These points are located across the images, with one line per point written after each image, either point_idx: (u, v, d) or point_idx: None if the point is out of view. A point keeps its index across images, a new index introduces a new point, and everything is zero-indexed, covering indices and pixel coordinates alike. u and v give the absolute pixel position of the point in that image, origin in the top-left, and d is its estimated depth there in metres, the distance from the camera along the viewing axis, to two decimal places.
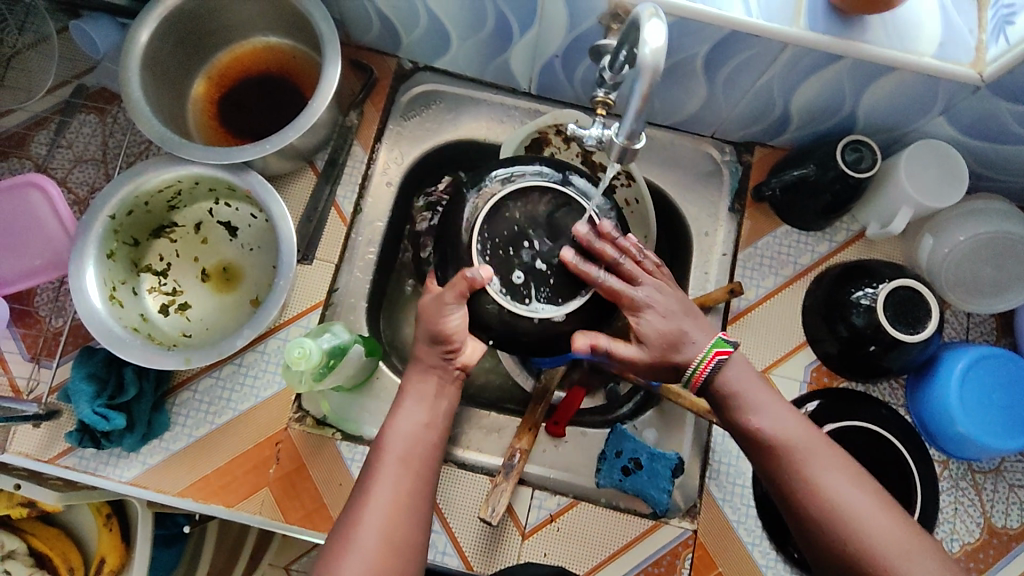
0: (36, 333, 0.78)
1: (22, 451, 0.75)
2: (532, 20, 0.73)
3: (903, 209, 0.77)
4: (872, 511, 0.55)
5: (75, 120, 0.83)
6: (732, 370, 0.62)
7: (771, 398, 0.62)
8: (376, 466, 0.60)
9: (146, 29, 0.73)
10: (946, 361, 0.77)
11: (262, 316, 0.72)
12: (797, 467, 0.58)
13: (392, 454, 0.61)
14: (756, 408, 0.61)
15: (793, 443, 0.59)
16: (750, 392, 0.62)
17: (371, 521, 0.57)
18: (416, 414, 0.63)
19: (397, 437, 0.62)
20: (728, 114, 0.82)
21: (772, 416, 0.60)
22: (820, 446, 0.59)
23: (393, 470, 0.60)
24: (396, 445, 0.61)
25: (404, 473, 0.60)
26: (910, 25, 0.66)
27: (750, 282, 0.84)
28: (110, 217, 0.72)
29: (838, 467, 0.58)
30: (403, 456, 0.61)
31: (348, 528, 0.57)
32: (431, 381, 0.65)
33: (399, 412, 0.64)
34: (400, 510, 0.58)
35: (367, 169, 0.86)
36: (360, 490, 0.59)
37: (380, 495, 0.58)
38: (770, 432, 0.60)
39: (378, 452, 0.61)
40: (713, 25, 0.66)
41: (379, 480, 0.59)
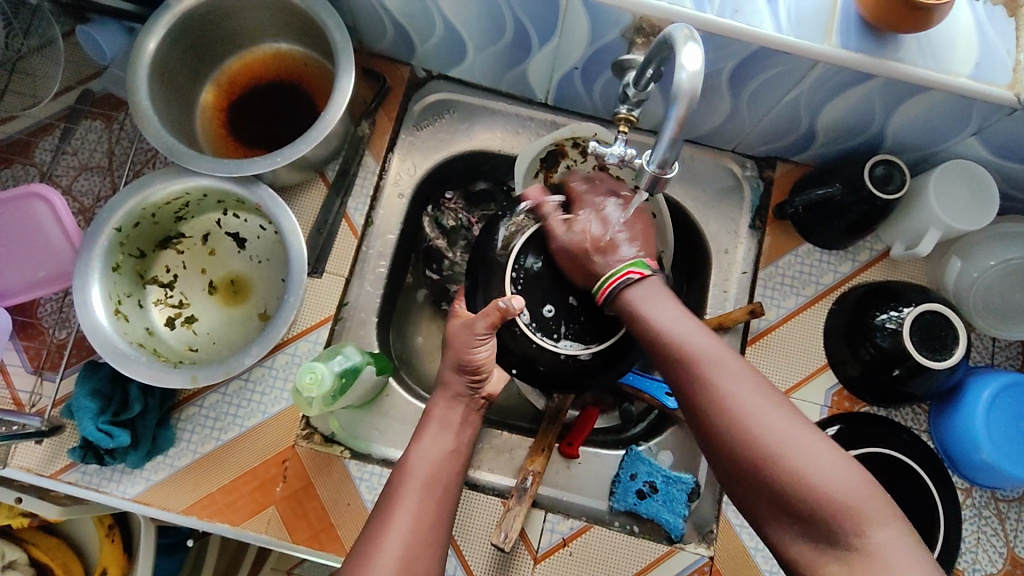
0: (39, 345, 0.76)
1: (23, 466, 0.73)
2: (552, 31, 0.71)
3: (931, 231, 0.75)
4: (769, 414, 0.52)
5: (81, 127, 0.81)
6: (642, 289, 0.63)
7: (673, 309, 0.61)
8: (398, 486, 0.59)
9: (155, 36, 0.71)
10: (972, 388, 0.75)
11: (271, 333, 0.70)
12: (702, 371, 0.56)
13: (414, 475, 0.60)
14: (658, 318, 0.60)
15: (695, 349, 0.57)
16: (658, 306, 0.61)
17: (394, 539, 0.55)
18: (439, 441, 0.63)
19: (421, 461, 0.61)
20: (750, 129, 0.80)
21: (676, 324, 0.59)
22: (726, 357, 0.56)
23: (415, 490, 0.59)
24: (419, 466, 0.61)
25: (425, 494, 0.59)
26: (945, 44, 0.64)
27: (771, 301, 0.82)
28: (116, 229, 0.70)
29: (743, 375, 0.55)
30: (426, 479, 0.60)
31: (370, 544, 0.55)
32: (453, 415, 0.65)
33: (423, 438, 0.63)
34: (422, 532, 0.57)
35: (379, 180, 0.84)
36: (381, 509, 0.58)
37: (402, 515, 0.57)
38: (679, 339, 0.58)
39: (400, 475, 0.60)
40: (740, 41, 0.64)
41: (400, 501, 0.58)
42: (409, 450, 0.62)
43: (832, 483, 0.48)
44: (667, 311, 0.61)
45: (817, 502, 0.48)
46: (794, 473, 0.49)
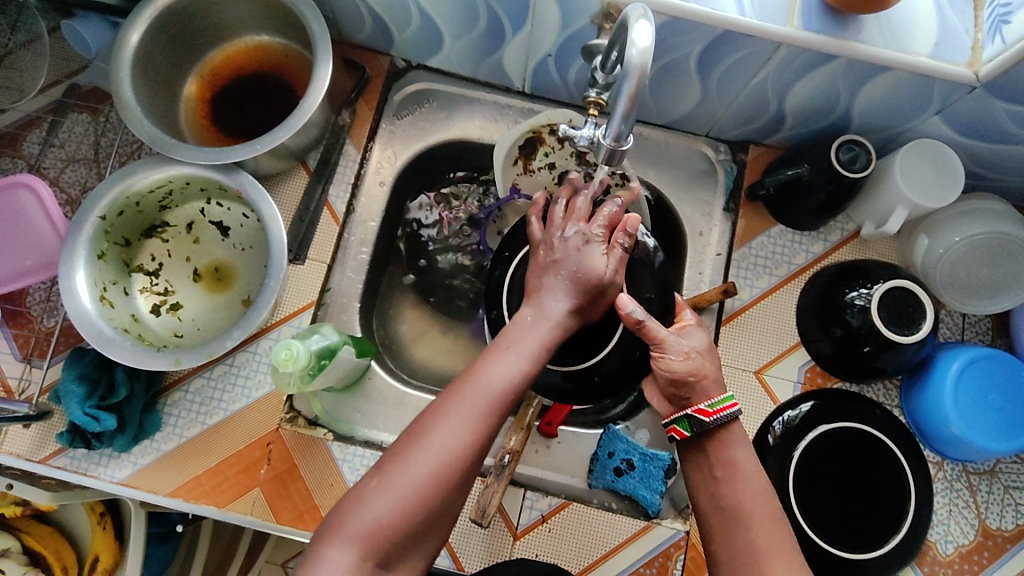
0: (28, 333, 0.78)
1: (13, 451, 0.75)
2: (525, 18, 0.73)
3: (898, 209, 0.76)
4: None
5: (67, 119, 0.83)
6: (721, 441, 0.60)
7: (755, 479, 0.59)
8: (449, 400, 0.54)
9: (136, 28, 0.73)
10: (941, 362, 0.77)
11: (252, 316, 0.71)
12: (750, 545, 0.56)
13: (473, 396, 0.54)
14: (734, 484, 0.58)
15: (751, 520, 0.57)
16: (737, 472, 0.59)
17: (423, 458, 0.51)
18: (516, 363, 0.57)
19: (492, 378, 0.55)
20: (722, 113, 0.82)
21: (746, 495, 0.58)
22: (779, 530, 0.56)
23: (465, 411, 0.53)
24: (483, 388, 0.55)
25: (477, 418, 0.53)
26: (904, 25, 0.65)
27: (744, 282, 0.84)
28: (100, 217, 0.72)
29: (787, 556, 0.55)
30: (485, 400, 0.54)
31: (398, 459, 0.52)
32: (540, 337, 0.59)
33: (503, 353, 0.57)
34: (454, 460, 0.52)
35: (359, 169, 0.86)
36: (424, 420, 0.54)
37: (444, 436, 0.52)
38: (740, 505, 0.58)
39: (457, 389, 0.55)
40: (705, 24, 0.66)
41: (451, 415, 0.53)
42: (486, 360, 0.57)
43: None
44: (749, 487, 0.58)
45: None
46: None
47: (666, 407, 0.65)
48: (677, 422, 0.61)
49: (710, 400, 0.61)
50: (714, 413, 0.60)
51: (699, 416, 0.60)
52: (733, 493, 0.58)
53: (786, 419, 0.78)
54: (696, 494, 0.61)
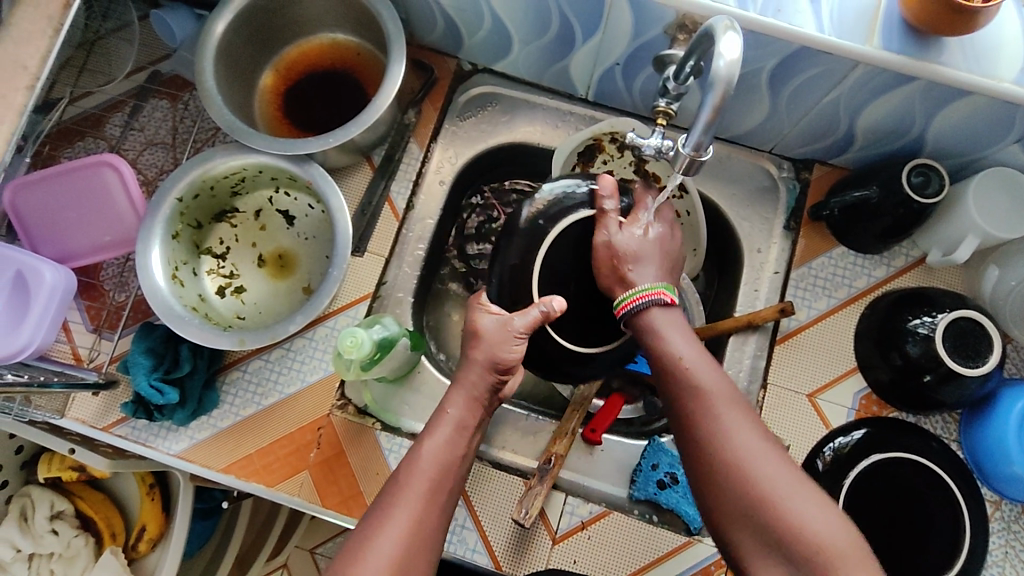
0: (100, 305, 0.81)
1: (78, 417, 0.79)
2: (596, 26, 0.73)
3: (969, 237, 0.74)
4: (775, 472, 0.53)
5: (148, 104, 0.87)
6: (659, 318, 0.61)
7: (687, 341, 0.60)
8: (402, 483, 0.57)
9: (222, 20, 0.76)
10: (1006, 399, 0.75)
11: (314, 303, 0.74)
12: (716, 427, 0.55)
13: (417, 480, 0.57)
14: (676, 348, 0.59)
15: (707, 396, 0.57)
16: (674, 335, 0.60)
17: (386, 540, 0.53)
18: (446, 432, 0.61)
19: (430, 459, 0.59)
20: (788, 130, 0.81)
21: (684, 350, 0.59)
22: (730, 395, 0.57)
23: (412, 496, 0.56)
24: (422, 466, 0.58)
25: (422, 499, 0.56)
26: (990, 49, 0.64)
27: (802, 302, 0.83)
28: (177, 199, 0.75)
29: (746, 419, 0.56)
30: (428, 483, 0.57)
31: (356, 557, 0.53)
32: (465, 410, 0.62)
33: (431, 434, 0.61)
34: (412, 547, 0.54)
35: (421, 167, 0.88)
36: (377, 510, 0.56)
37: (396, 522, 0.54)
38: (690, 376, 0.58)
39: (409, 470, 0.58)
40: (782, 40, 0.65)
41: (397, 503, 0.56)
42: (416, 446, 0.60)
43: (820, 538, 0.49)
44: (684, 343, 0.60)
45: (818, 557, 0.49)
46: (784, 528, 0.51)
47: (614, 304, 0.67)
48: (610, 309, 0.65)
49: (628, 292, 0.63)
50: (632, 301, 0.62)
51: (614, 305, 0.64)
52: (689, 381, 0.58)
53: (836, 446, 0.77)
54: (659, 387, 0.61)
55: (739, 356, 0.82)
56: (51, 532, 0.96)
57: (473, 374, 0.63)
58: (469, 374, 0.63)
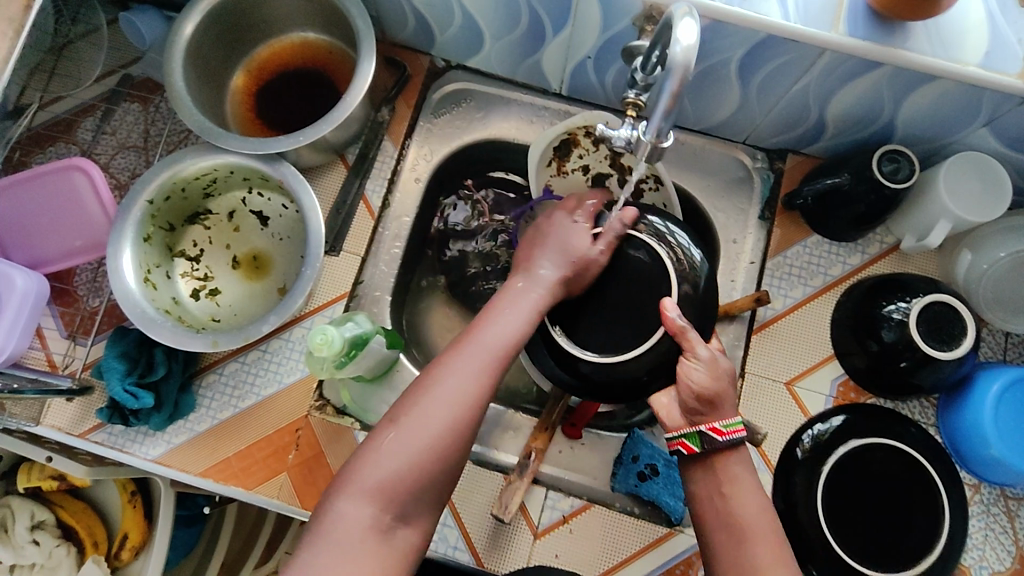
0: (74, 311, 0.81)
1: (54, 424, 0.78)
2: (566, 19, 0.73)
3: (941, 222, 0.75)
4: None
5: (120, 108, 0.86)
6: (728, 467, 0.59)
7: (756, 499, 0.58)
8: (459, 350, 0.58)
9: (190, 21, 0.76)
10: (981, 382, 0.75)
11: (287, 303, 0.73)
12: None
13: (472, 359, 0.57)
14: (743, 499, 0.58)
15: (764, 567, 0.54)
16: (742, 487, 0.58)
17: (434, 407, 0.55)
18: (509, 326, 0.60)
19: (491, 338, 0.59)
20: (760, 120, 0.81)
21: (748, 508, 0.57)
22: (786, 571, 0.54)
23: (469, 370, 0.57)
24: (483, 347, 0.59)
25: (480, 376, 0.57)
26: (954, 33, 0.64)
27: (778, 291, 0.83)
28: (148, 201, 0.75)
29: None
30: (489, 355, 0.58)
31: (404, 415, 0.55)
32: (530, 300, 0.63)
33: (498, 316, 0.61)
34: (458, 422, 0.55)
35: (396, 165, 0.87)
36: (431, 373, 0.57)
37: (452, 384, 0.56)
38: (742, 522, 0.57)
39: (469, 339, 0.59)
40: (748, 28, 0.65)
41: (452, 369, 0.57)
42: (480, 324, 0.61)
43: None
44: (752, 497, 0.58)
45: None
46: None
47: (675, 418, 0.63)
48: (687, 436, 0.59)
49: (724, 421, 0.60)
50: (728, 434, 0.58)
51: (712, 434, 0.58)
52: (744, 552, 0.55)
53: (815, 433, 0.77)
54: (706, 538, 0.58)
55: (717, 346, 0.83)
56: (32, 542, 0.95)
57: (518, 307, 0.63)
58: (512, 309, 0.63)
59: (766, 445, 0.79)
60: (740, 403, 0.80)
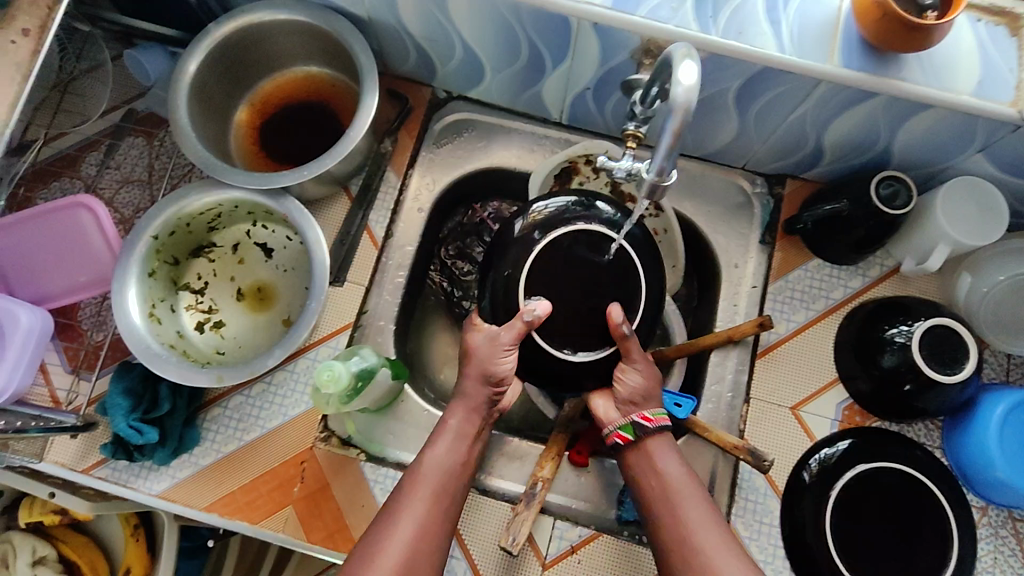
0: (78, 346, 0.81)
1: (57, 461, 0.77)
2: (565, 52, 0.74)
3: (941, 246, 0.76)
4: (717, 547, 0.59)
5: (124, 143, 0.87)
6: (656, 444, 0.66)
7: (678, 467, 0.64)
8: (406, 491, 0.62)
9: (194, 59, 0.77)
10: (986, 404, 0.75)
11: (292, 337, 0.73)
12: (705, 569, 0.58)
13: (424, 484, 0.63)
14: (670, 471, 0.64)
15: (671, 481, 0.63)
16: (665, 459, 0.65)
17: (394, 548, 0.58)
18: (448, 444, 0.66)
19: (432, 465, 0.64)
20: (758, 146, 0.82)
21: (672, 475, 0.64)
22: (692, 489, 0.63)
23: (420, 498, 0.62)
24: (428, 473, 0.64)
25: (428, 506, 0.62)
26: (947, 63, 0.65)
27: (780, 315, 0.83)
28: (153, 237, 0.75)
29: (725, 544, 0.59)
30: (434, 486, 0.63)
31: (367, 561, 0.57)
32: (468, 429, 0.67)
33: (435, 443, 0.66)
34: (416, 548, 0.59)
35: (399, 195, 0.88)
36: (383, 518, 0.61)
37: (405, 523, 0.60)
38: (677, 495, 0.63)
39: (415, 474, 0.64)
40: (744, 61, 0.67)
41: (403, 512, 0.61)
42: (420, 456, 0.65)
43: None
44: (672, 462, 0.65)
45: None
46: None
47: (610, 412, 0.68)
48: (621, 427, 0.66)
49: (653, 411, 0.66)
50: (656, 421, 0.65)
51: (643, 422, 0.65)
52: (678, 511, 0.62)
53: (822, 457, 0.77)
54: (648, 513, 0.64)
55: (721, 371, 0.83)
56: None
57: (470, 388, 0.68)
58: (471, 389, 0.68)
59: (773, 470, 0.79)
60: (747, 427, 0.80)
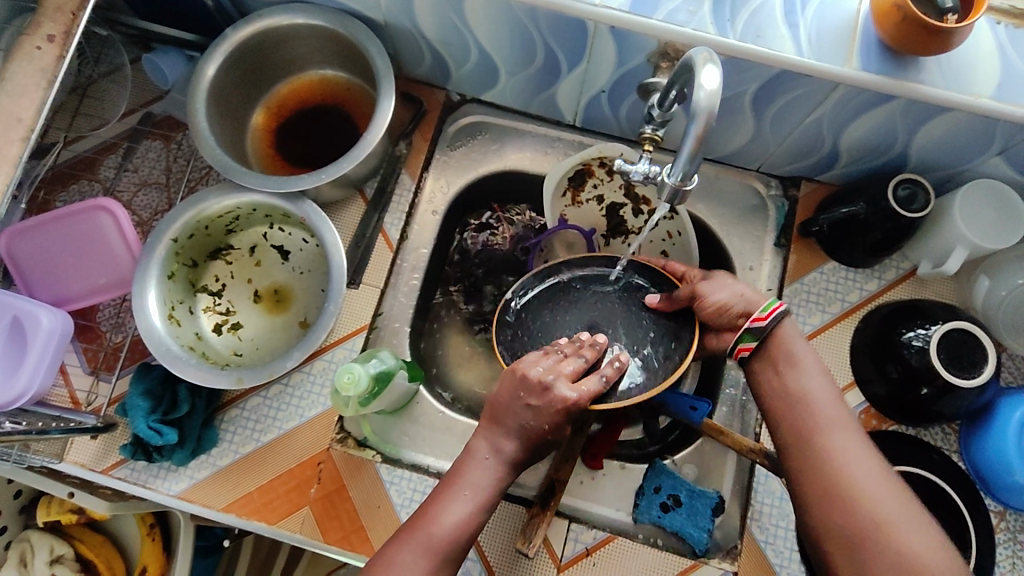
0: (97, 347, 0.82)
1: (76, 461, 0.78)
2: (581, 56, 0.75)
3: (958, 249, 0.75)
4: (883, 498, 0.55)
5: (142, 146, 0.88)
6: (784, 341, 0.65)
7: (814, 365, 0.63)
8: (403, 547, 0.58)
9: (213, 63, 0.77)
10: (1004, 409, 0.74)
11: (310, 339, 0.74)
12: (837, 462, 0.57)
13: (424, 540, 0.58)
14: (799, 367, 0.63)
15: (821, 415, 0.60)
16: (798, 354, 0.64)
17: None
18: (467, 505, 0.60)
19: (443, 523, 0.59)
20: (773, 149, 0.82)
21: (802, 369, 0.63)
22: (845, 422, 0.60)
23: (415, 556, 0.57)
24: (433, 533, 0.59)
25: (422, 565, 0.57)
26: (966, 66, 0.65)
27: (796, 318, 0.83)
28: (172, 239, 0.76)
29: (862, 446, 0.58)
30: (435, 547, 0.58)
31: None
32: (489, 479, 0.62)
33: (454, 493, 0.61)
34: None
35: (414, 197, 0.88)
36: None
37: None
38: (805, 392, 0.62)
39: (419, 529, 0.59)
40: (762, 64, 0.67)
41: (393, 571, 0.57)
42: (435, 508, 0.60)
43: (917, 552, 0.52)
44: (806, 353, 0.64)
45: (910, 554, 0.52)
46: (874, 524, 0.54)
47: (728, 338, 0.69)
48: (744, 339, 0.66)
49: (761, 308, 0.66)
50: (768, 312, 0.65)
51: (758, 322, 0.65)
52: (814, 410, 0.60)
53: None
54: (774, 412, 0.63)
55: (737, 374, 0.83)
56: None
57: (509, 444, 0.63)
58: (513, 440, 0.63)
59: None
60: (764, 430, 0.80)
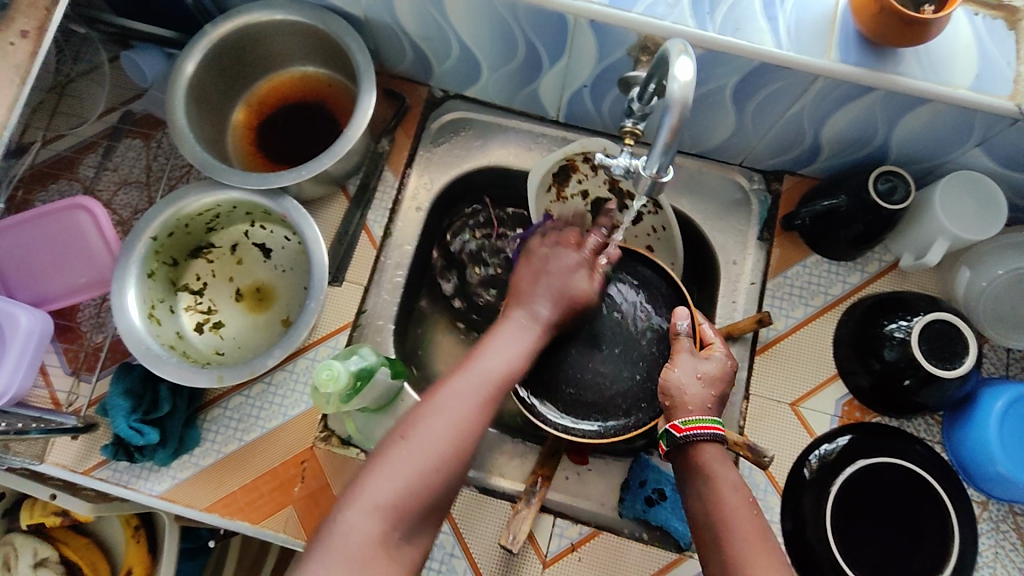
0: (77, 347, 0.81)
1: (57, 462, 0.77)
2: (562, 50, 0.74)
3: (939, 241, 0.75)
4: None
5: (122, 144, 0.87)
6: (706, 453, 0.58)
7: (736, 483, 0.56)
8: (456, 379, 0.60)
9: (191, 60, 0.77)
10: (985, 400, 0.75)
11: (292, 336, 0.73)
12: None
13: (475, 379, 0.60)
14: (725, 484, 0.56)
15: (745, 544, 0.53)
16: (721, 470, 0.57)
17: (434, 427, 0.55)
18: (507, 353, 0.63)
19: (491, 367, 0.61)
20: (755, 143, 0.82)
21: (724, 482, 0.56)
22: (773, 559, 0.52)
23: (470, 389, 0.59)
24: (483, 374, 0.61)
25: (477, 398, 0.59)
26: (945, 57, 0.65)
27: (779, 311, 0.83)
28: (152, 237, 0.75)
29: None
30: (488, 382, 0.60)
31: (409, 431, 0.56)
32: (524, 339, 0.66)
33: (491, 348, 0.64)
34: (460, 438, 0.56)
35: (397, 194, 0.88)
36: (425, 405, 0.58)
37: (449, 414, 0.57)
38: (725, 511, 0.55)
39: (466, 367, 0.61)
40: (741, 57, 0.67)
41: (448, 398, 0.58)
42: (478, 357, 0.63)
43: None
44: (733, 472, 0.57)
45: None
46: None
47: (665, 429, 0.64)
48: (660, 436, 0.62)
49: (686, 418, 0.60)
50: (688, 429, 0.59)
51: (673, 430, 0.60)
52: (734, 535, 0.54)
53: (822, 453, 0.77)
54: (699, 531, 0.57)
55: None
56: None
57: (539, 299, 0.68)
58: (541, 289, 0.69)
59: (773, 467, 0.79)
60: (749, 424, 0.80)
